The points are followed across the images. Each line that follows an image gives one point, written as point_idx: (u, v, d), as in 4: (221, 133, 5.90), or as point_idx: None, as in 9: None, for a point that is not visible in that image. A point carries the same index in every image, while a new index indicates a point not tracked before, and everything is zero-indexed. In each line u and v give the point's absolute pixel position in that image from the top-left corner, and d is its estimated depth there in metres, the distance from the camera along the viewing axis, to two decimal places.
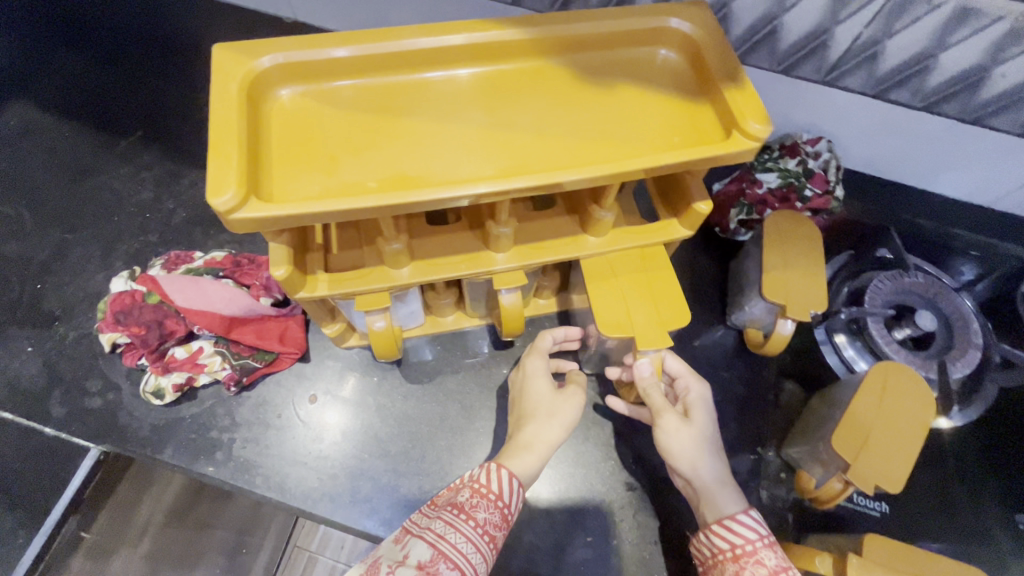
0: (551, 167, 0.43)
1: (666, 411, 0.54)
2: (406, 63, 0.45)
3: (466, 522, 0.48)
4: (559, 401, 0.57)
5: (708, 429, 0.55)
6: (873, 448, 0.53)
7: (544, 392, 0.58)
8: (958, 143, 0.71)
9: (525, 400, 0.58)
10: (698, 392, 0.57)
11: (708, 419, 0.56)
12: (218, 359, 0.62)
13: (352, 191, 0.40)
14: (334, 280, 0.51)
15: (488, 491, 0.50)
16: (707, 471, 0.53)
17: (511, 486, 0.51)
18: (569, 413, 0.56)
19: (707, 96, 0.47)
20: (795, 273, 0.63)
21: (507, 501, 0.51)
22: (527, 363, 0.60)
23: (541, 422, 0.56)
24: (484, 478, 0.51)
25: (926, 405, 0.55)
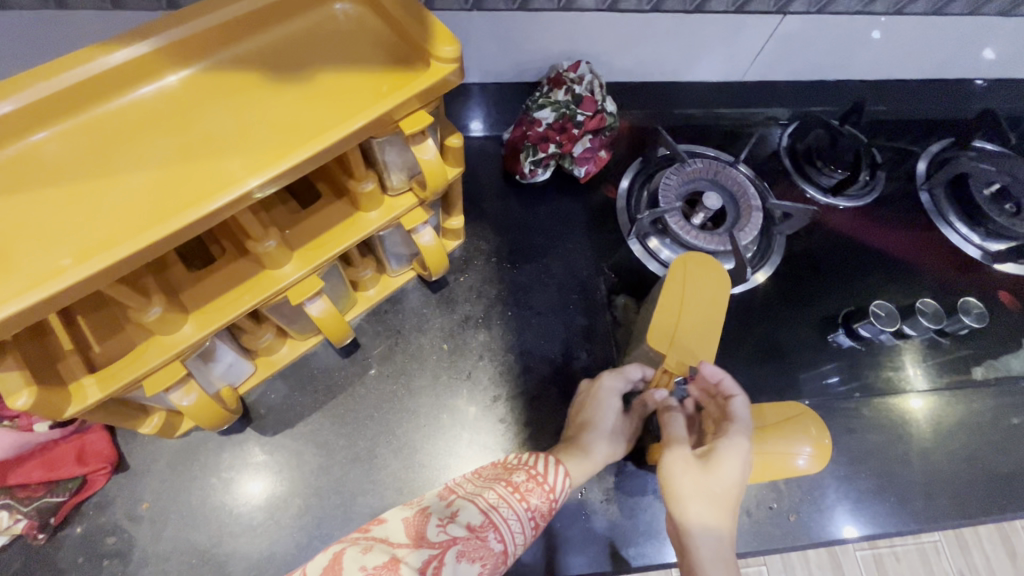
0: (267, 165, 0.40)
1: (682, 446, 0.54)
2: (43, 115, 0.38)
3: (519, 502, 0.50)
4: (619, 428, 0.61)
5: (725, 486, 0.51)
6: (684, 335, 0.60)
7: (615, 416, 0.61)
8: (692, 32, 0.76)
9: (594, 414, 0.61)
10: (741, 442, 0.53)
11: (740, 477, 0.51)
12: (6, 513, 0.52)
13: (42, 280, 0.34)
14: (104, 376, 0.44)
15: (543, 480, 0.52)
16: (697, 518, 0.50)
17: (564, 484, 0.53)
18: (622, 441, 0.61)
19: (401, 37, 0.45)
20: (253, 110, 0.42)
21: (558, 496, 0.53)
22: (612, 384, 0.62)
23: (602, 441, 0.59)
24: (541, 466, 0.54)
25: (721, 283, 0.62)
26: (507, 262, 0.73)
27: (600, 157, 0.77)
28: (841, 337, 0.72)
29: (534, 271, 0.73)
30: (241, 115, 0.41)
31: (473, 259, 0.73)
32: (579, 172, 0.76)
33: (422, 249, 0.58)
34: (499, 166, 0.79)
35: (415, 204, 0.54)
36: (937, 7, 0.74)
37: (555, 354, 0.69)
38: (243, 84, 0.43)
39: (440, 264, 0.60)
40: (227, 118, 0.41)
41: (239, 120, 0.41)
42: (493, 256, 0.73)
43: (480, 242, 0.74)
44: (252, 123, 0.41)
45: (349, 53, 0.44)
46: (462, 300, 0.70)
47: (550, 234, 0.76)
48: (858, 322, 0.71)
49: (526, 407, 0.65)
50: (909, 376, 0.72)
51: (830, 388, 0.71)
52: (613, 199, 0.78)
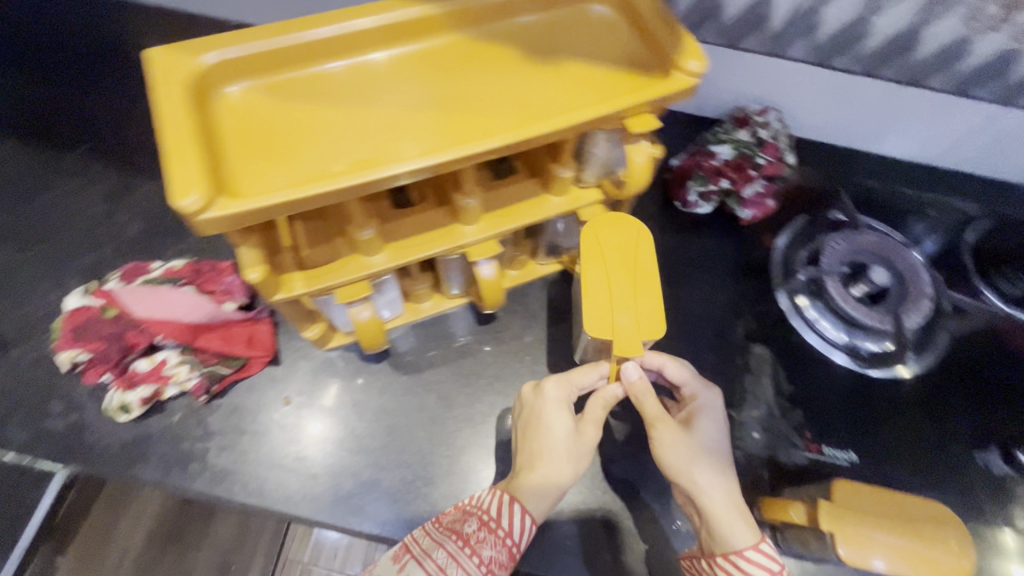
0: (511, 128, 0.44)
1: (662, 422, 0.57)
2: (343, 46, 0.45)
3: (469, 557, 0.51)
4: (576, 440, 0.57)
5: (713, 440, 0.57)
6: (621, 310, 0.56)
7: (564, 434, 0.57)
8: (897, 104, 0.74)
9: (543, 441, 0.56)
10: (706, 399, 0.60)
11: (715, 429, 0.58)
12: (185, 369, 0.60)
13: (318, 177, 0.40)
14: (310, 276, 0.50)
15: (496, 526, 0.53)
16: (705, 479, 0.54)
17: (522, 524, 0.53)
18: (587, 448, 0.57)
19: (646, 45, 0.48)
20: (504, 80, 0.46)
21: (515, 540, 0.53)
22: (551, 391, 0.58)
23: (557, 464, 0.55)
24: (495, 511, 0.53)
25: (634, 233, 0.58)
26: None
27: (767, 205, 0.75)
28: (993, 458, 0.65)
29: (672, 298, 0.74)
30: (494, 82, 0.46)
31: None
32: (743, 215, 0.76)
33: None
34: (660, 190, 0.80)
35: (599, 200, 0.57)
36: None
37: None
38: (500, 56, 0.47)
39: None
40: (482, 82, 0.46)
41: (493, 85, 0.46)
42: None
43: None
44: (503, 91, 0.46)
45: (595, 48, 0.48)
46: None
47: (695, 265, 0.76)
48: (1020, 449, 0.64)
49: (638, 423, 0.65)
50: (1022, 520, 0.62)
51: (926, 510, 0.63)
52: (769, 252, 0.76)
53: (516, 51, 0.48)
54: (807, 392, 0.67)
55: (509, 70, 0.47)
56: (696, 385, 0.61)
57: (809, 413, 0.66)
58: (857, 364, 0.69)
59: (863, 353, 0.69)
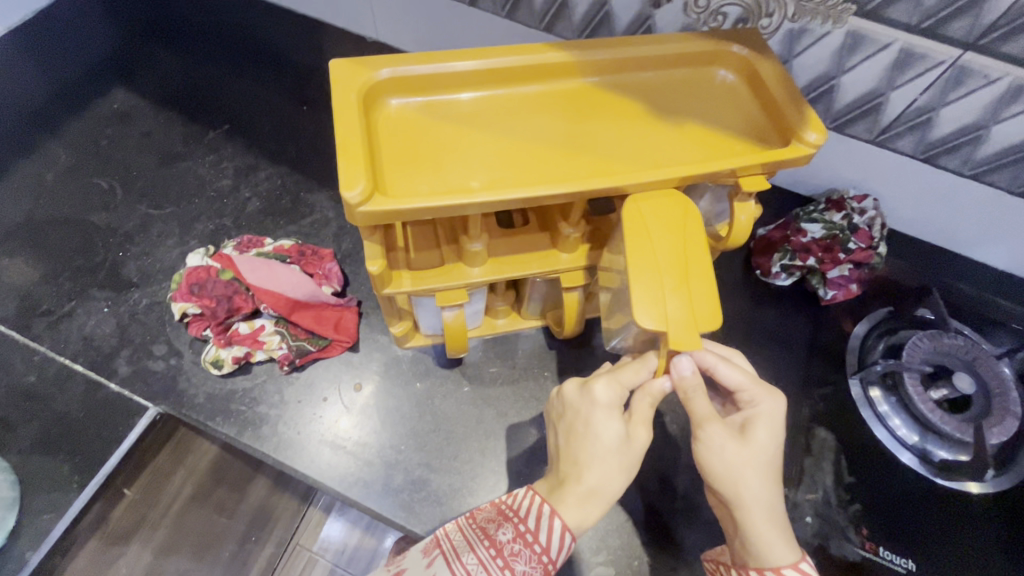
0: (633, 171, 0.47)
1: (714, 425, 0.51)
2: (492, 78, 0.50)
3: (501, 570, 0.46)
4: (626, 445, 0.50)
5: (768, 451, 0.51)
6: (676, 295, 0.47)
7: (613, 440, 0.50)
8: (1005, 213, 0.73)
9: (586, 445, 0.50)
10: (767, 409, 0.53)
11: (771, 441, 0.52)
12: (278, 338, 0.66)
13: (457, 189, 0.44)
14: (416, 276, 0.55)
15: (533, 540, 0.47)
16: (751, 489, 0.50)
17: (561, 541, 0.47)
18: (637, 454, 0.50)
19: (767, 114, 0.51)
20: (630, 127, 0.50)
21: (552, 557, 0.47)
22: (599, 391, 0.51)
23: (601, 467, 0.49)
24: (531, 522, 0.48)
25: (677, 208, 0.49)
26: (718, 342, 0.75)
27: (851, 290, 0.75)
28: None
29: None
30: (620, 127, 0.50)
31: None
32: (824, 295, 0.76)
33: None
34: (743, 256, 0.81)
35: None
36: None
37: None
38: (628, 104, 0.51)
39: None
40: (609, 125, 0.50)
41: (619, 130, 0.50)
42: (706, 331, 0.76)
43: None
44: (629, 136, 0.49)
45: (717, 110, 0.52)
46: None
47: (767, 335, 0.76)
48: None
49: (688, 481, 0.64)
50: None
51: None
52: (846, 336, 0.75)
53: (643, 101, 0.51)
54: (870, 487, 0.65)
55: (636, 119, 0.51)
56: (754, 390, 0.53)
57: (869, 510, 0.64)
58: (927, 469, 0.66)
59: (935, 459, 0.66)
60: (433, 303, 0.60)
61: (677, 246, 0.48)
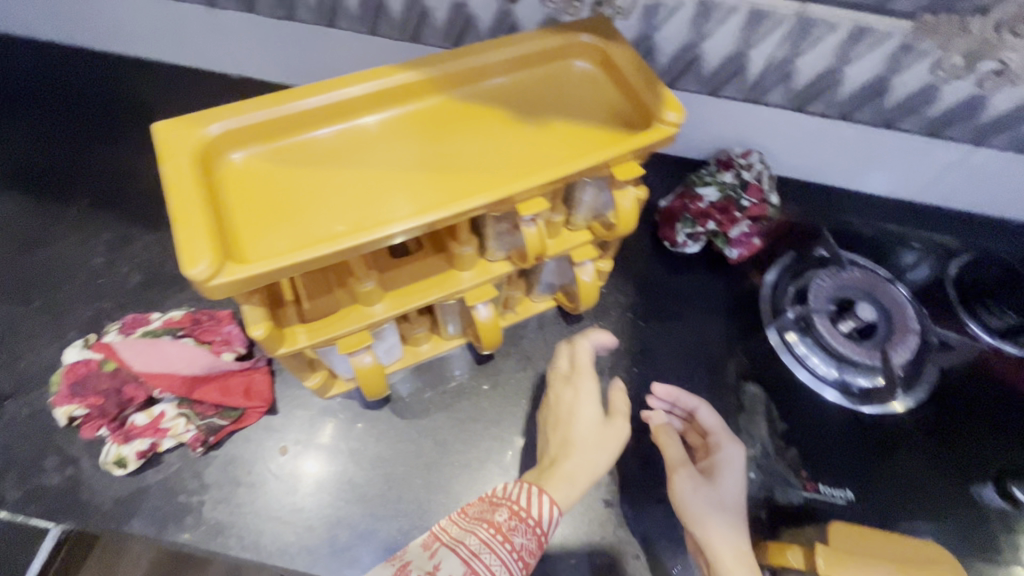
0: (503, 180, 0.46)
1: (682, 467, 0.61)
2: (340, 112, 0.47)
3: (502, 544, 0.50)
4: (606, 431, 0.60)
5: (733, 495, 0.60)
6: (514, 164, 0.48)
7: (591, 421, 0.60)
8: (872, 144, 0.77)
9: (573, 426, 0.60)
10: (730, 452, 0.62)
11: (735, 481, 0.60)
12: (182, 421, 0.61)
13: (321, 238, 0.42)
14: (311, 328, 0.52)
15: (526, 515, 0.52)
16: (718, 529, 0.56)
17: (551, 514, 0.53)
18: (614, 442, 0.60)
19: (627, 97, 0.51)
20: (494, 136, 0.49)
21: (544, 527, 0.53)
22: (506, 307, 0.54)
23: (586, 452, 0.58)
24: (524, 501, 0.53)
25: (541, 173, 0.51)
26: (641, 320, 0.75)
27: (754, 244, 0.77)
28: (990, 492, 0.65)
29: (665, 335, 0.75)
30: (486, 138, 0.48)
31: (609, 309, 0.76)
32: (731, 254, 0.77)
33: (580, 283, 0.62)
34: (651, 230, 0.83)
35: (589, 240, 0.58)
36: None
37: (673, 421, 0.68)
38: (489, 113, 0.50)
39: (589, 302, 0.64)
40: (474, 137, 0.48)
41: (484, 141, 0.48)
42: (630, 311, 0.76)
43: (618, 294, 0.77)
44: (496, 145, 0.48)
45: (580, 102, 0.51)
46: None
47: (686, 303, 0.77)
48: (1015, 484, 0.64)
49: (634, 465, 0.65)
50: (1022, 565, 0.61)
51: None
52: (758, 286, 0.78)
53: (504, 106, 0.50)
54: (801, 429, 0.68)
55: (499, 126, 0.49)
56: (722, 436, 0.64)
57: (805, 452, 0.66)
58: (848, 400, 0.69)
59: (854, 389, 0.70)
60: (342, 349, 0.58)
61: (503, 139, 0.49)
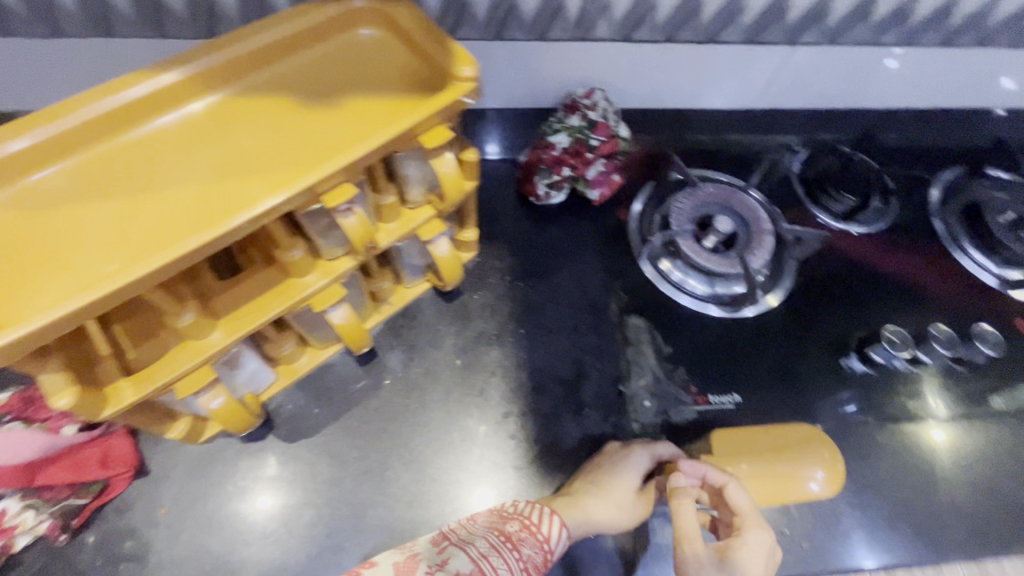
0: (298, 174, 0.42)
1: (697, 541, 0.53)
2: (88, 135, 0.41)
3: (510, 551, 0.53)
4: (631, 499, 0.61)
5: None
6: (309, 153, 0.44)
7: (627, 487, 0.60)
8: (702, 62, 0.79)
9: (604, 477, 0.61)
10: (759, 539, 0.54)
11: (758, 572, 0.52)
12: (32, 513, 0.54)
13: (89, 284, 0.36)
14: (139, 378, 0.46)
15: (537, 530, 0.55)
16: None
17: (560, 535, 0.56)
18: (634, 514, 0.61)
19: (422, 59, 0.48)
20: (282, 128, 0.44)
21: (553, 546, 0.55)
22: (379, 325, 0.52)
23: (604, 504, 0.59)
24: (536, 517, 0.57)
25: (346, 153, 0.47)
26: (520, 281, 0.75)
27: (613, 180, 0.78)
28: (855, 362, 0.72)
29: (547, 291, 0.75)
30: (274, 132, 0.44)
31: (486, 276, 0.74)
32: (592, 196, 0.78)
33: (438, 260, 0.60)
34: (514, 187, 0.81)
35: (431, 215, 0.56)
36: (946, 40, 0.77)
37: (567, 372, 0.69)
38: (274, 103, 0.45)
39: (454, 277, 0.63)
40: (260, 134, 0.44)
41: (272, 135, 0.44)
42: (508, 274, 0.75)
43: (495, 259, 0.76)
44: (285, 138, 0.44)
45: (374, 72, 0.47)
46: (476, 316, 0.72)
47: (562, 254, 0.77)
48: (872, 349, 0.71)
49: (536, 424, 0.66)
50: (928, 406, 0.71)
51: (847, 415, 0.70)
52: (625, 221, 0.79)
53: (290, 93, 0.46)
54: (686, 349, 0.70)
55: (287, 116, 0.45)
56: (750, 520, 0.56)
57: (691, 369, 0.70)
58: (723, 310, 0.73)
59: (727, 299, 0.73)
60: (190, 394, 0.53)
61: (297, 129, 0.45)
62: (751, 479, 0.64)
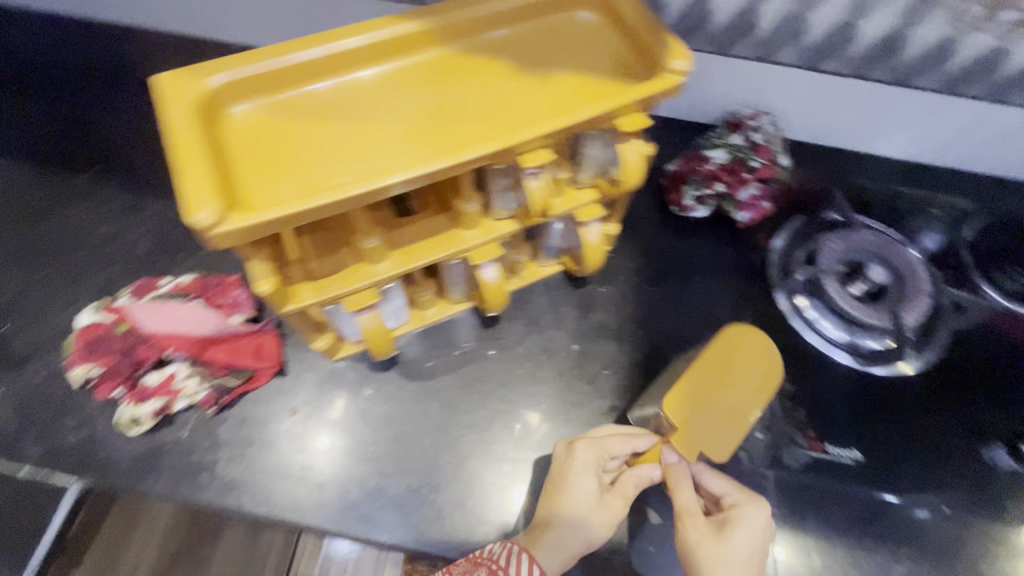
0: (508, 130, 0.45)
1: (692, 515, 0.57)
2: (340, 63, 0.46)
3: None
4: (598, 505, 0.57)
5: (744, 554, 0.55)
6: (520, 113, 0.47)
7: (589, 495, 0.57)
8: (885, 103, 0.75)
9: (562, 500, 0.57)
10: (752, 513, 0.56)
11: (747, 541, 0.55)
12: (195, 381, 0.62)
13: (322, 188, 0.41)
14: (318, 286, 0.52)
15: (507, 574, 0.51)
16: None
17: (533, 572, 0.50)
18: (607, 518, 0.57)
19: (633, 48, 0.50)
20: (496, 88, 0.48)
21: None
22: None
23: (569, 525, 0.55)
24: (504, 560, 0.52)
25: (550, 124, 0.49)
26: (648, 284, 0.76)
27: (763, 206, 0.76)
28: (1001, 454, 0.65)
29: (672, 300, 0.75)
30: (490, 91, 0.48)
31: (615, 273, 0.76)
32: (739, 218, 0.76)
33: (586, 244, 0.62)
34: (657, 195, 0.81)
35: (595, 199, 0.58)
36: None
37: (679, 385, 0.69)
38: (492, 65, 0.49)
39: (595, 263, 0.64)
40: (477, 89, 0.48)
41: (487, 93, 0.48)
42: (636, 276, 0.76)
43: (626, 258, 0.77)
44: (498, 97, 0.47)
45: (586, 53, 0.50)
46: (599, 307, 0.73)
47: (693, 268, 0.77)
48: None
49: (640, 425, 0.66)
50: None
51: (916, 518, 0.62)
52: (766, 252, 0.77)
53: (508, 59, 0.49)
54: (809, 391, 0.68)
55: (503, 79, 0.49)
56: (738, 493, 0.58)
57: (811, 413, 0.67)
58: (857, 362, 0.69)
59: (865, 351, 0.69)
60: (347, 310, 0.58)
61: (508, 91, 0.48)
62: (715, 436, 0.62)
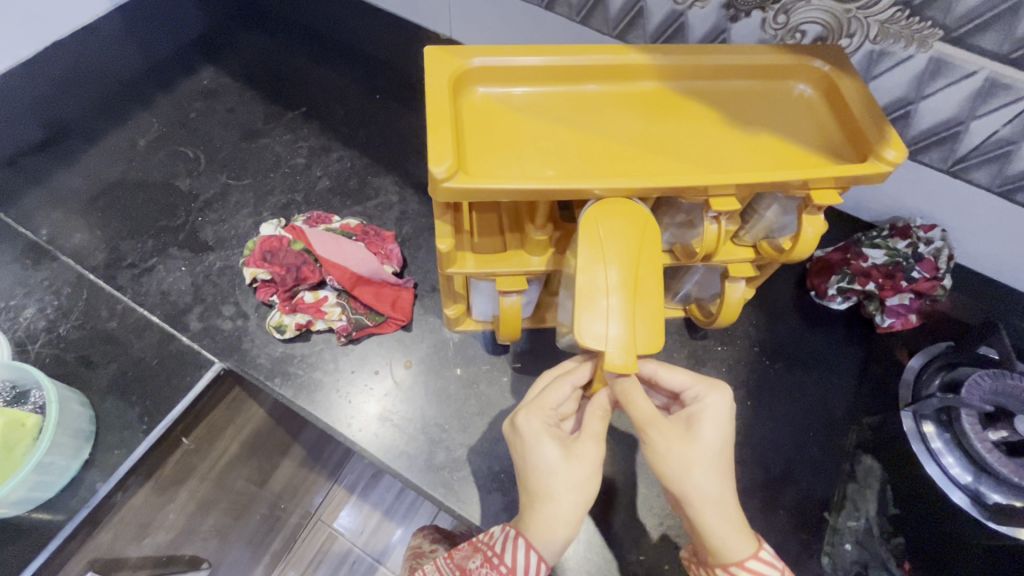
0: (707, 171, 0.48)
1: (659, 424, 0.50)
2: (573, 74, 0.52)
3: None
4: (572, 464, 0.49)
5: (715, 445, 0.51)
6: (723, 158, 0.49)
7: (557, 460, 0.49)
8: None
9: (533, 476, 0.50)
10: (714, 403, 0.53)
11: (719, 433, 0.51)
12: (339, 311, 0.70)
13: (532, 175, 0.46)
14: (479, 259, 0.57)
15: (499, 563, 0.49)
16: (698, 487, 0.49)
17: (524, 561, 0.48)
18: (587, 470, 0.49)
19: (844, 129, 0.51)
20: (704, 129, 0.51)
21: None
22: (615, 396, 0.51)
23: (553, 499, 0.48)
24: (498, 545, 0.50)
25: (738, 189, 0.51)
26: (767, 358, 0.75)
27: (910, 319, 0.73)
28: None
29: (786, 381, 0.73)
30: (697, 131, 0.51)
31: (735, 337, 0.76)
32: (881, 322, 0.74)
33: (727, 299, 0.62)
34: (797, 277, 0.80)
35: (752, 259, 0.58)
36: None
37: (772, 467, 0.68)
38: (704, 108, 0.52)
39: (729, 320, 0.63)
40: (685, 126, 0.51)
41: (693, 132, 0.51)
42: (755, 346, 0.75)
43: (748, 326, 0.77)
44: (704, 138, 0.50)
45: (795, 122, 0.52)
46: (710, 366, 0.74)
47: (817, 357, 0.75)
48: None
49: None
50: None
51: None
52: (899, 370, 0.73)
53: (720, 107, 0.53)
54: (917, 522, 0.63)
55: (711, 123, 0.52)
56: (701, 385, 0.54)
57: (913, 544, 0.62)
58: (976, 511, 0.61)
59: (989, 503, 0.61)
60: (489, 288, 0.62)
61: (714, 135, 0.51)
62: (649, 317, 0.48)
